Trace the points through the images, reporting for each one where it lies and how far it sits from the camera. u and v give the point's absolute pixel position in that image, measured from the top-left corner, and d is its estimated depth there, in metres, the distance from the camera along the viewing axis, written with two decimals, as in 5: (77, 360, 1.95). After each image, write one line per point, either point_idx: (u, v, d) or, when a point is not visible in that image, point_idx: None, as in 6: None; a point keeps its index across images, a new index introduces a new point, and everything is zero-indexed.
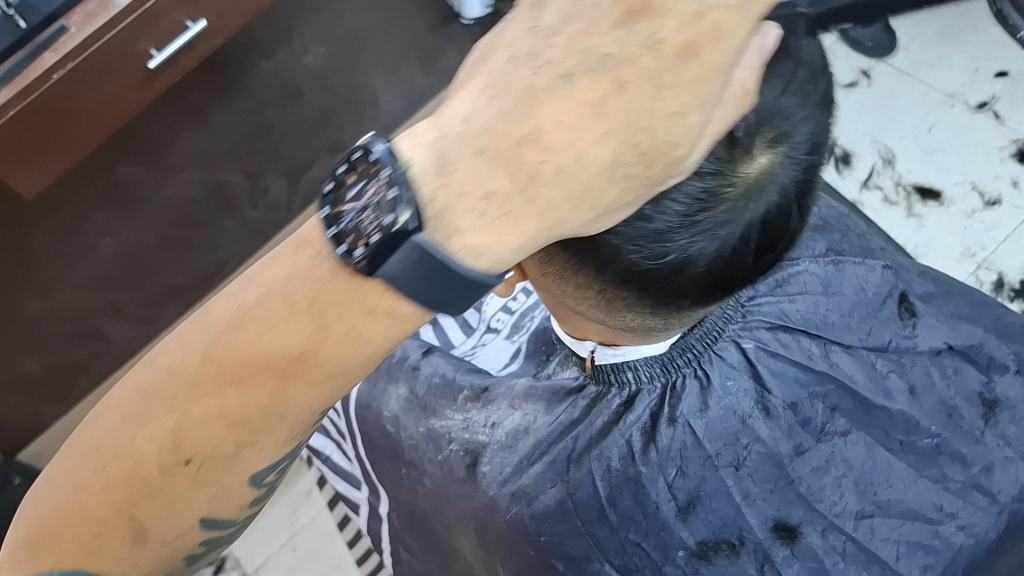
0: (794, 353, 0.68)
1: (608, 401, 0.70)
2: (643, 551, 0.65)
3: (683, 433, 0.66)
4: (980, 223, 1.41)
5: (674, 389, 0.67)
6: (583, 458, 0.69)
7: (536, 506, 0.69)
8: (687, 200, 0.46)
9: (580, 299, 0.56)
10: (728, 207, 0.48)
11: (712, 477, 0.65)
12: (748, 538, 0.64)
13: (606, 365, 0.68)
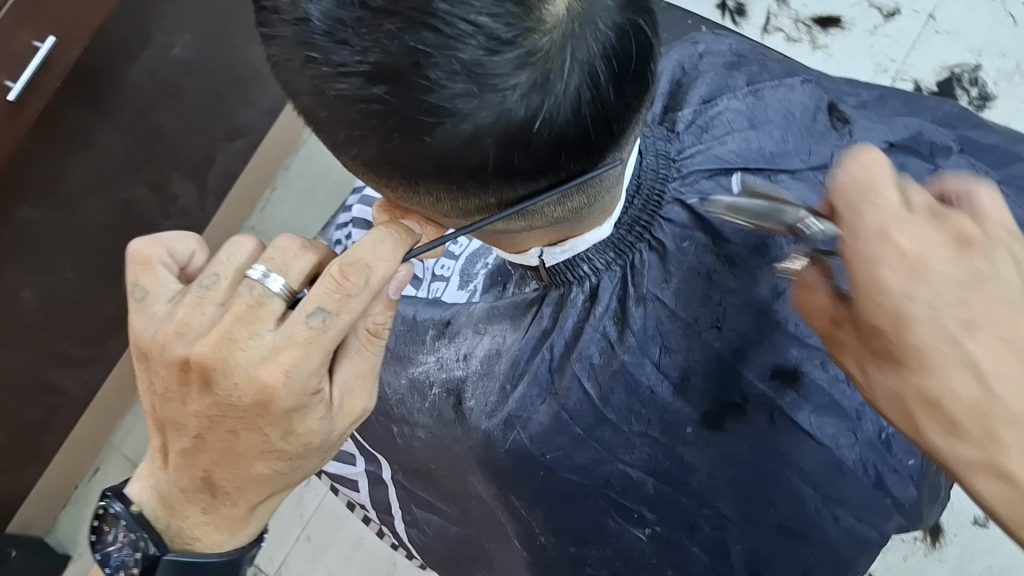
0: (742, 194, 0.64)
1: (573, 298, 0.64)
2: (651, 438, 0.64)
3: (655, 309, 0.62)
4: (884, 38, 1.22)
5: (635, 267, 0.63)
6: (564, 365, 0.64)
7: (531, 428, 0.65)
8: (505, 57, 0.42)
9: (480, 212, 0.52)
10: (555, 49, 0.43)
11: (698, 344, 0.62)
12: (751, 395, 0.64)
13: (558, 265, 0.63)
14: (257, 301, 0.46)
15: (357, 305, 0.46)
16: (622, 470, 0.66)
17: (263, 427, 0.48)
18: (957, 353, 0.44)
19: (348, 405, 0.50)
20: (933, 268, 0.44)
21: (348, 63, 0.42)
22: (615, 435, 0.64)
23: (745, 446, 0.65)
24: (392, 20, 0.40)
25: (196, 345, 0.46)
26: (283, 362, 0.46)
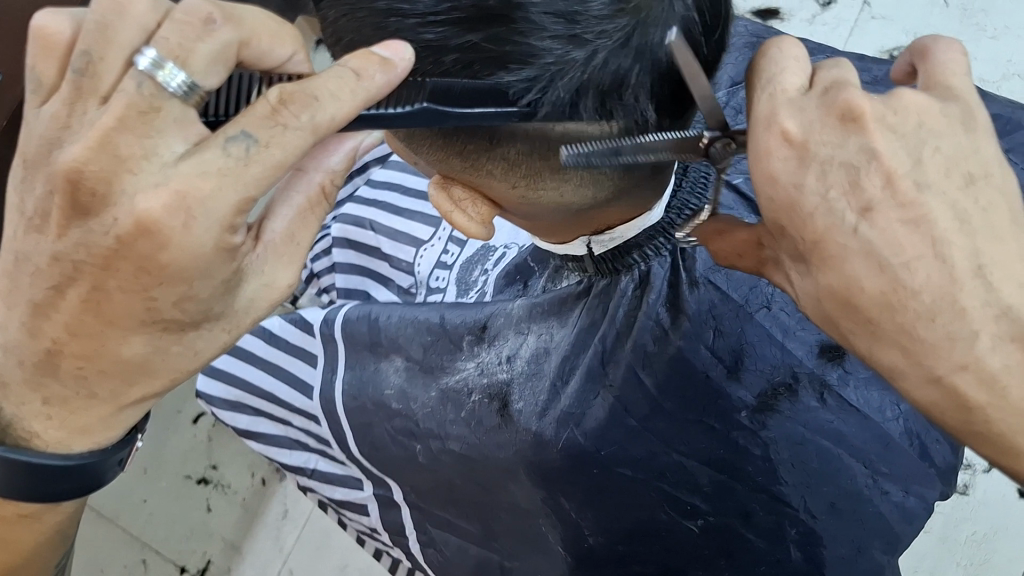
0: None
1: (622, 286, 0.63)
2: (707, 427, 0.63)
3: (708, 292, 0.60)
4: (823, 26, 1.28)
5: (684, 250, 0.61)
6: (617, 356, 0.63)
7: (587, 424, 0.63)
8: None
9: (549, 183, 0.51)
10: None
11: (751, 325, 0.62)
12: (800, 373, 0.63)
13: (606, 254, 0.61)
14: (183, 109, 0.41)
15: (297, 143, 0.43)
16: (680, 461, 0.64)
17: (154, 288, 0.44)
18: (860, 245, 0.42)
19: (270, 269, 0.51)
20: (822, 152, 0.41)
21: (440, 8, 0.42)
22: (672, 423, 0.63)
23: (800, 427, 0.65)
24: None
25: (149, 201, 0.41)
26: (204, 187, 0.41)
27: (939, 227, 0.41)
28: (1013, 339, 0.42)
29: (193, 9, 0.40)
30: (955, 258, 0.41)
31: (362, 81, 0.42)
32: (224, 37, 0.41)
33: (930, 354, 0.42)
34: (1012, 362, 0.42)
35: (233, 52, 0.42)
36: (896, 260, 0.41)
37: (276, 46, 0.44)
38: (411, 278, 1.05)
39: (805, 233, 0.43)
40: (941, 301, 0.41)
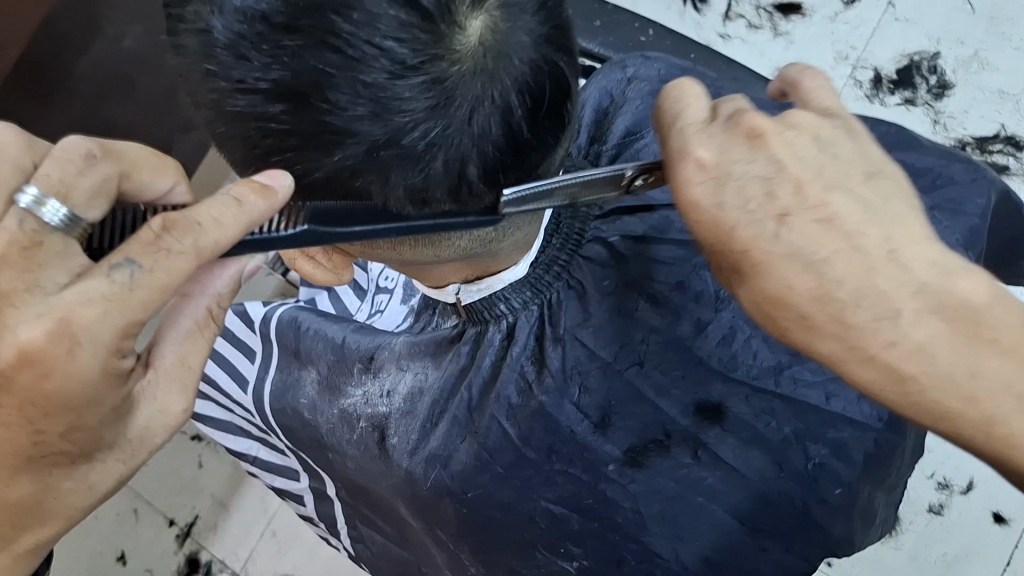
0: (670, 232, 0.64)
1: (489, 337, 0.66)
2: (573, 477, 0.63)
3: (574, 349, 0.62)
4: (845, 24, 1.28)
5: (551, 306, 0.64)
6: (483, 404, 0.65)
7: (453, 466, 0.66)
8: (405, 81, 0.41)
9: (387, 243, 0.51)
10: (460, 77, 0.43)
11: (618, 383, 0.62)
12: (672, 431, 0.63)
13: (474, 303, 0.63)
14: (65, 242, 0.45)
15: (183, 271, 0.45)
16: (544, 507, 0.64)
17: (43, 420, 0.46)
18: (784, 249, 0.45)
19: (162, 397, 0.52)
20: (737, 170, 0.45)
21: (249, 79, 0.42)
22: (536, 474, 0.63)
23: (669, 480, 0.65)
24: (292, 36, 0.40)
25: (32, 330, 0.43)
26: (86, 316, 0.43)
27: (849, 225, 0.45)
28: (936, 309, 0.45)
29: (71, 150, 0.44)
30: (870, 245, 0.45)
31: (241, 207, 0.46)
32: (104, 170, 0.45)
33: (869, 328, 0.45)
34: (937, 332, 0.45)
35: (112, 185, 0.46)
36: (819, 255, 0.45)
37: (156, 179, 0.48)
38: (364, 274, 1.00)
39: (721, 228, 0.46)
40: (864, 282, 0.45)
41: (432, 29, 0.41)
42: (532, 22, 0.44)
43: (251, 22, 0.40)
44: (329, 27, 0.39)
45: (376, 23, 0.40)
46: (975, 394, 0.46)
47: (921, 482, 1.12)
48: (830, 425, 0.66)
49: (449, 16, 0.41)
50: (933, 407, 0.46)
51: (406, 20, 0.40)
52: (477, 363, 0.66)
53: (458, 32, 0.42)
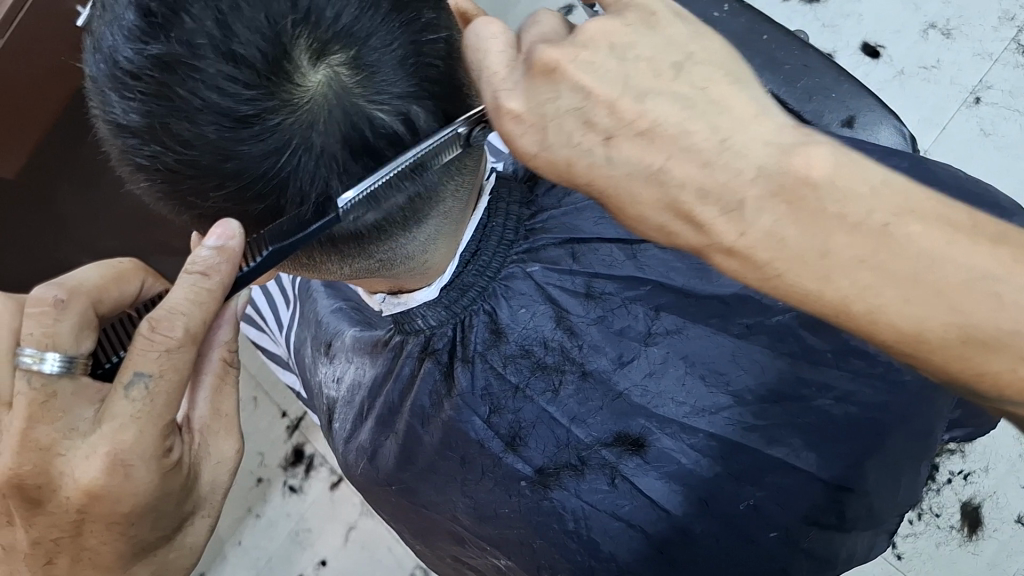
0: (590, 264, 0.66)
1: (409, 349, 0.69)
2: (488, 486, 0.66)
3: (483, 373, 0.65)
4: None
5: (466, 327, 0.66)
6: (402, 408, 0.69)
7: (379, 459, 0.71)
8: (242, 132, 0.43)
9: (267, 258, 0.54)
10: (300, 126, 0.44)
11: (529, 406, 0.64)
12: (589, 457, 0.64)
13: (396, 314, 0.67)
14: (73, 382, 0.49)
15: (183, 358, 0.49)
16: (462, 509, 0.68)
17: (128, 528, 0.52)
18: (622, 170, 0.42)
19: (213, 446, 0.58)
20: (548, 110, 0.42)
21: (111, 115, 0.44)
22: (451, 478, 0.67)
23: (579, 501, 0.65)
24: (138, 82, 0.42)
25: (89, 472, 0.48)
26: (126, 440, 0.48)
27: (669, 130, 0.40)
28: (773, 193, 0.40)
29: (40, 301, 0.48)
30: (695, 141, 0.40)
31: (210, 279, 0.50)
32: (75, 309, 0.49)
33: (713, 228, 0.41)
34: (780, 217, 0.40)
35: (91, 314, 0.50)
36: (653, 164, 0.41)
37: (123, 286, 0.54)
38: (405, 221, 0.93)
39: (559, 164, 0.43)
40: (702, 181, 0.40)
41: (268, 86, 0.42)
42: (386, 77, 0.45)
43: (111, 67, 0.43)
44: (166, 80, 0.41)
45: (209, 78, 0.41)
46: (842, 280, 0.40)
47: (1014, 489, 1.06)
48: (769, 470, 0.64)
49: (286, 75, 0.42)
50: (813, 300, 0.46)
51: (241, 78, 0.42)
52: (398, 370, 0.70)
53: (295, 89, 0.43)
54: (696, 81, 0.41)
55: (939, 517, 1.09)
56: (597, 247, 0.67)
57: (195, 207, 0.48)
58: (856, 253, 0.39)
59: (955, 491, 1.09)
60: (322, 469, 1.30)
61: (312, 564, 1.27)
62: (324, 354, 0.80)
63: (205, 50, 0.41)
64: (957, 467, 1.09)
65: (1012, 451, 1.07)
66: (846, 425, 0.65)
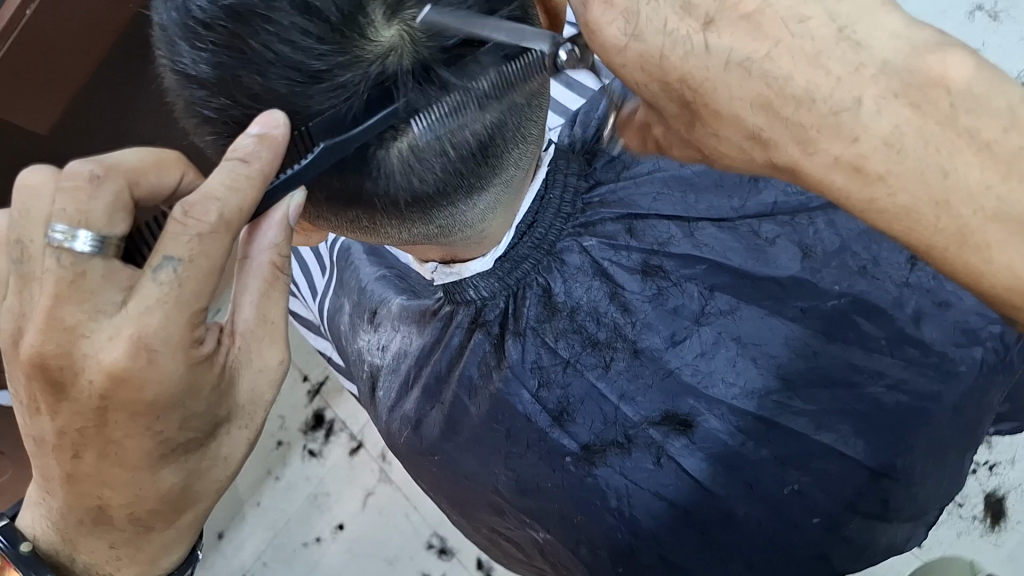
0: (643, 241, 0.65)
1: (458, 319, 0.68)
2: (533, 460, 0.66)
3: (533, 346, 0.64)
4: None
5: (517, 300, 0.65)
6: (448, 379, 0.69)
7: (422, 429, 0.71)
8: (312, 88, 0.42)
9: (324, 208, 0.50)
10: (365, 91, 0.43)
11: (578, 381, 0.63)
12: (636, 434, 0.64)
13: (448, 284, 0.66)
14: (106, 264, 0.42)
15: (217, 245, 0.43)
16: (504, 482, 0.68)
17: (154, 423, 0.45)
18: (721, 57, 0.43)
19: (257, 354, 0.51)
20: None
21: (182, 65, 0.43)
22: (495, 450, 0.67)
23: (623, 479, 0.64)
24: (210, 33, 0.41)
25: (108, 355, 0.42)
26: (152, 324, 0.42)
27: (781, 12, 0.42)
28: (899, 93, 0.42)
29: (74, 173, 0.42)
30: (810, 27, 0.42)
31: (250, 166, 0.43)
32: (111, 186, 0.42)
33: (821, 134, 0.43)
34: (903, 120, 0.42)
35: (126, 196, 0.43)
36: (758, 51, 0.42)
37: (163, 174, 0.46)
38: None
39: (650, 57, 0.43)
40: (812, 80, 0.42)
41: (342, 42, 0.41)
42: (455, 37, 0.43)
43: (184, 15, 0.41)
44: (241, 32, 0.40)
45: (283, 32, 0.40)
46: (946, 195, 0.43)
47: None
48: (815, 455, 0.64)
49: (361, 31, 0.41)
50: (902, 215, 0.44)
51: (315, 30, 0.41)
52: (446, 340, 0.69)
53: (368, 46, 0.42)
54: None
55: (963, 507, 1.06)
56: (656, 225, 0.66)
57: None
58: (982, 176, 0.43)
59: (980, 480, 1.07)
60: (341, 434, 1.28)
61: (329, 529, 1.24)
62: (366, 321, 0.80)
63: (280, 1, 0.40)
64: (983, 457, 1.08)
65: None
66: (898, 414, 0.65)
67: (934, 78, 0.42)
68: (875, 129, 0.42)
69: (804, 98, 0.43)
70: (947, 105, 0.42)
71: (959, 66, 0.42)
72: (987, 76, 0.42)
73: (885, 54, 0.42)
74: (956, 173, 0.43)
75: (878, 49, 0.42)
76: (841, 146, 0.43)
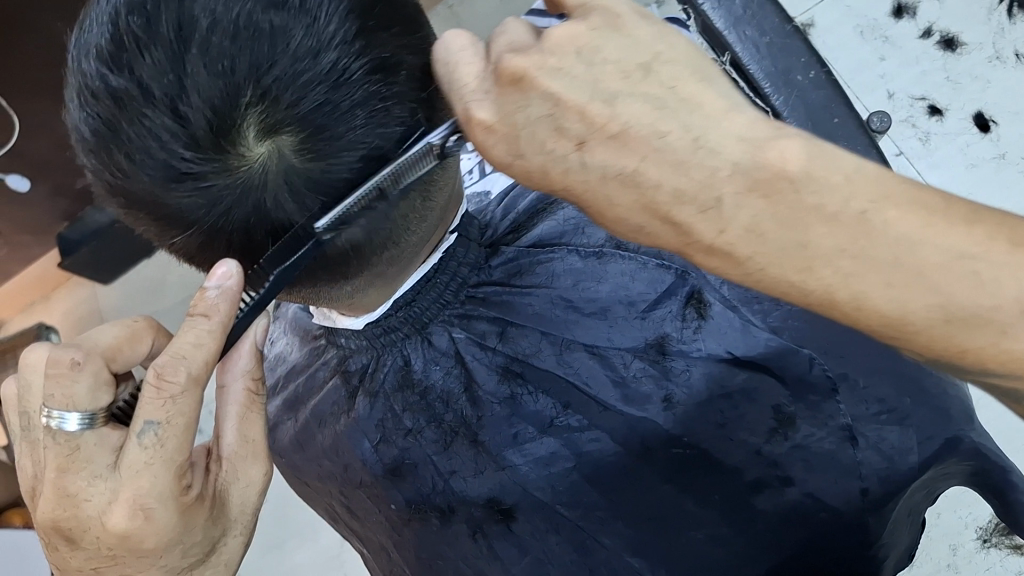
0: (510, 346, 0.68)
1: (329, 356, 0.73)
2: (365, 497, 0.71)
3: (381, 408, 0.69)
4: None
5: (381, 362, 0.70)
6: (307, 402, 0.74)
7: (277, 435, 0.76)
8: (176, 183, 0.45)
9: (176, 245, 0.52)
10: (235, 189, 0.46)
11: (415, 448, 0.68)
12: (457, 507, 0.67)
13: (326, 325, 0.71)
14: (97, 434, 0.50)
15: (189, 402, 0.50)
16: (339, 498, 0.74)
17: (159, 560, 0.53)
18: (597, 173, 0.43)
19: (242, 470, 0.58)
20: (518, 120, 0.43)
21: (77, 120, 0.46)
22: (334, 477, 0.73)
23: (439, 539, 0.69)
24: (96, 104, 0.44)
25: (117, 514, 0.50)
26: (143, 486, 0.49)
27: (640, 131, 0.42)
28: (749, 189, 0.41)
29: (57, 361, 0.48)
30: (669, 142, 0.41)
31: (210, 320, 0.50)
32: (92, 369, 0.49)
33: (691, 227, 0.43)
34: (759, 213, 0.41)
35: (103, 371, 0.50)
36: (628, 166, 0.42)
37: (137, 344, 0.54)
38: None
39: (536, 171, 0.45)
40: (674, 182, 0.42)
41: (209, 152, 0.44)
42: (347, 148, 0.47)
43: (82, 81, 0.44)
44: (119, 115, 0.43)
45: (150, 129, 0.43)
46: (810, 262, 0.41)
47: None
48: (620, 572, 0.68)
49: (233, 149, 0.44)
50: (776, 285, 0.43)
51: (182, 138, 0.43)
52: (314, 370, 0.74)
53: (236, 159, 0.44)
54: (665, 81, 0.42)
55: None
56: (529, 336, 0.68)
57: (129, 213, 0.50)
58: (835, 242, 0.41)
59: None
60: None
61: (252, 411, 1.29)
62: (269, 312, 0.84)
63: (156, 104, 0.42)
64: None
65: (942, 559, 1.01)
66: (708, 562, 0.68)
67: (776, 170, 0.41)
68: (737, 223, 0.42)
69: (673, 200, 0.42)
70: (792, 192, 0.41)
71: (793, 154, 0.41)
72: (820, 160, 0.41)
73: (734, 158, 0.41)
74: (811, 245, 0.41)
75: (727, 154, 0.41)
76: (710, 236, 0.42)
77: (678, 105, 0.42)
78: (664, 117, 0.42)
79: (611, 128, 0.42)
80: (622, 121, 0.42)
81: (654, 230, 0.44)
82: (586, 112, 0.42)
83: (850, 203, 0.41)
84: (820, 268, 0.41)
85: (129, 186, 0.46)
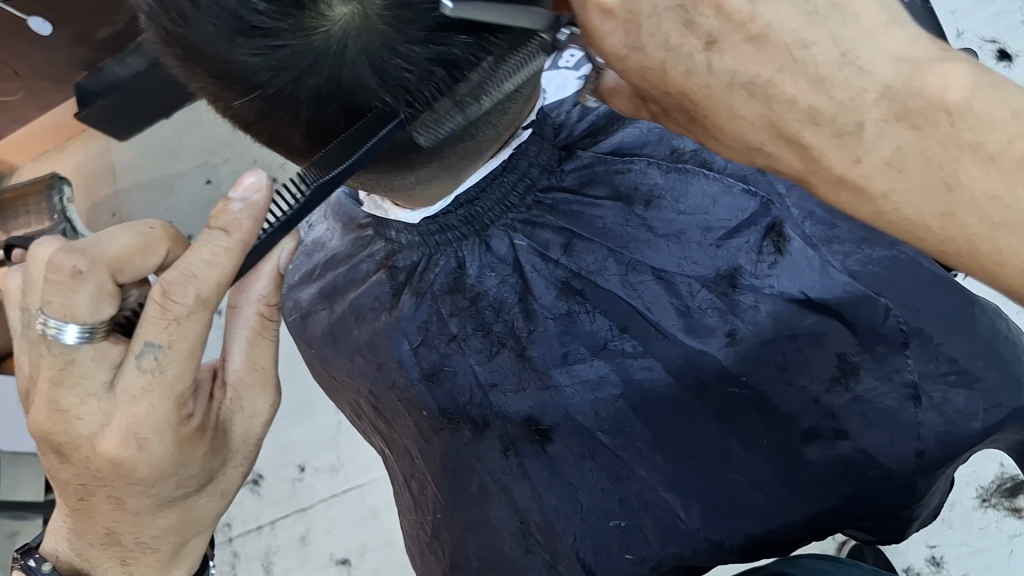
0: (571, 260, 0.64)
1: (376, 249, 0.70)
2: (395, 398, 0.69)
3: (426, 307, 0.66)
4: None
5: (432, 261, 0.67)
6: (346, 293, 0.71)
7: (309, 323, 0.74)
8: (245, 36, 0.39)
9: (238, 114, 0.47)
10: (311, 55, 0.40)
11: (457, 357, 0.65)
12: (494, 422, 0.65)
13: (378, 217, 0.68)
14: (97, 348, 0.45)
15: (197, 325, 0.46)
16: (366, 395, 0.71)
17: (150, 488, 0.50)
18: (725, 79, 0.39)
19: (247, 400, 0.55)
20: (644, 6, 0.37)
21: None
22: (364, 374, 0.70)
23: (470, 451, 0.67)
24: None
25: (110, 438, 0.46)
26: (141, 412, 0.46)
27: (783, 37, 0.37)
28: (899, 116, 0.38)
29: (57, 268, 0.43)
30: (813, 53, 0.37)
31: (230, 236, 0.46)
32: (96, 279, 0.43)
33: (823, 153, 0.39)
34: (903, 143, 0.38)
35: (109, 283, 0.44)
36: (761, 76, 0.38)
37: (149, 253, 0.47)
38: None
39: (651, 68, 0.39)
40: (814, 100, 0.38)
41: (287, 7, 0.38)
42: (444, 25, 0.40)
43: None
44: None
45: None
46: (953, 208, 0.39)
47: (916, 545, 0.92)
48: (645, 507, 0.64)
49: (312, 6, 0.38)
50: (910, 230, 0.41)
51: None
52: (357, 262, 0.71)
53: (319, 20, 0.38)
54: None
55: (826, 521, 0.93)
56: (594, 250, 0.64)
57: (185, 70, 0.45)
58: (987, 186, 0.38)
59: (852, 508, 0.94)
60: None
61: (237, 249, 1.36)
62: None
63: None
64: None
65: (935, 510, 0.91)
66: (750, 509, 0.63)
67: (934, 99, 0.38)
68: (876, 153, 0.39)
69: (808, 121, 0.39)
70: (946, 126, 0.38)
71: (956, 83, 0.38)
72: (987, 92, 0.38)
73: (886, 80, 0.38)
74: (960, 187, 0.38)
75: (880, 75, 0.38)
76: (844, 165, 0.39)
77: (830, 11, 0.38)
78: (814, 23, 0.37)
79: (751, 27, 0.37)
80: (764, 22, 0.37)
81: (777, 151, 0.41)
82: (724, 5, 0.37)
83: (1015, 142, 0.38)
84: (964, 214, 0.39)
85: (190, 34, 0.40)
